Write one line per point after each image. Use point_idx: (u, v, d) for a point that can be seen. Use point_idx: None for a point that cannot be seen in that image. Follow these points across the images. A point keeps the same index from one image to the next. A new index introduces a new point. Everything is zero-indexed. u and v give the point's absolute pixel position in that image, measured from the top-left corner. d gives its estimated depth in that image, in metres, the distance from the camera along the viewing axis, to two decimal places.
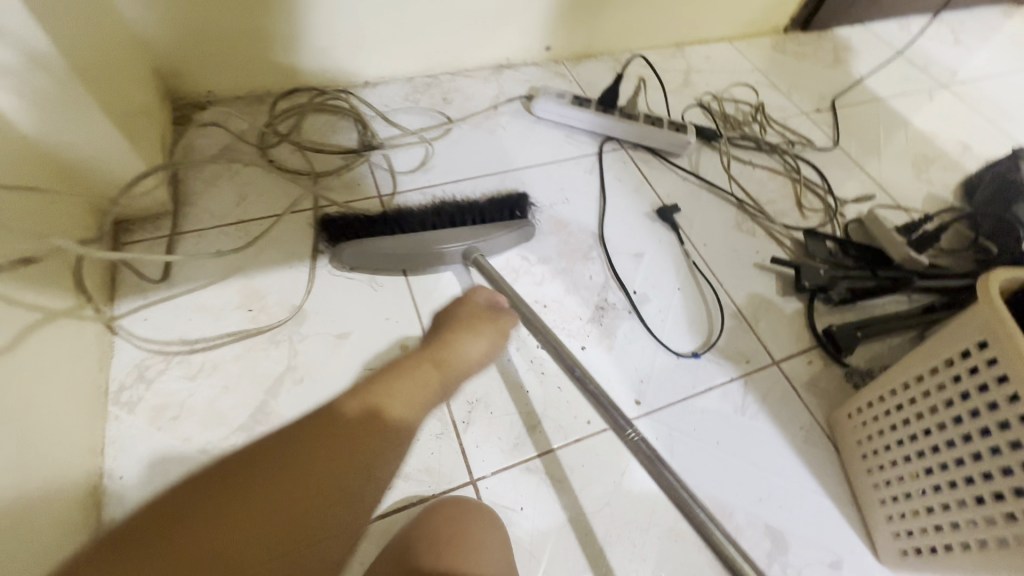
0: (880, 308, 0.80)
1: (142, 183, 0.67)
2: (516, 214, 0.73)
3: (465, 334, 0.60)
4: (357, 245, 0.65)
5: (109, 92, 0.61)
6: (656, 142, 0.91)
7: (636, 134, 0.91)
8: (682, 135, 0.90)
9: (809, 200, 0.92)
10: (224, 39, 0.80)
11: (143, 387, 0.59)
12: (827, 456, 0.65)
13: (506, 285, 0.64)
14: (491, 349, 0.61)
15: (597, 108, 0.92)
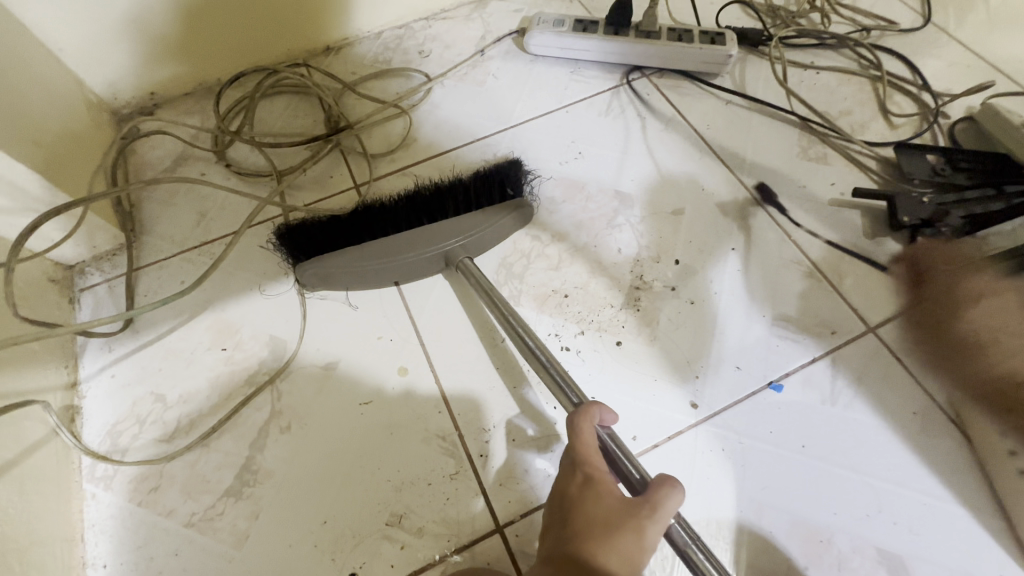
0: (1010, 234, 0.61)
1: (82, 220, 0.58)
2: (508, 192, 0.60)
3: (606, 534, 0.37)
4: (319, 263, 0.53)
5: (14, 126, 0.50)
6: (686, 62, 0.72)
7: (659, 57, 0.72)
8: (719, 48, 0.71)
9: (897, 102, 0.71)
10: (149, 27, 0.68)
11: (117, 457, 0.52)
12: (954, 449, 0.50)
13: (497, 293, 0.53)
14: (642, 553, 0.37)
15: (607, 32, 0.73)
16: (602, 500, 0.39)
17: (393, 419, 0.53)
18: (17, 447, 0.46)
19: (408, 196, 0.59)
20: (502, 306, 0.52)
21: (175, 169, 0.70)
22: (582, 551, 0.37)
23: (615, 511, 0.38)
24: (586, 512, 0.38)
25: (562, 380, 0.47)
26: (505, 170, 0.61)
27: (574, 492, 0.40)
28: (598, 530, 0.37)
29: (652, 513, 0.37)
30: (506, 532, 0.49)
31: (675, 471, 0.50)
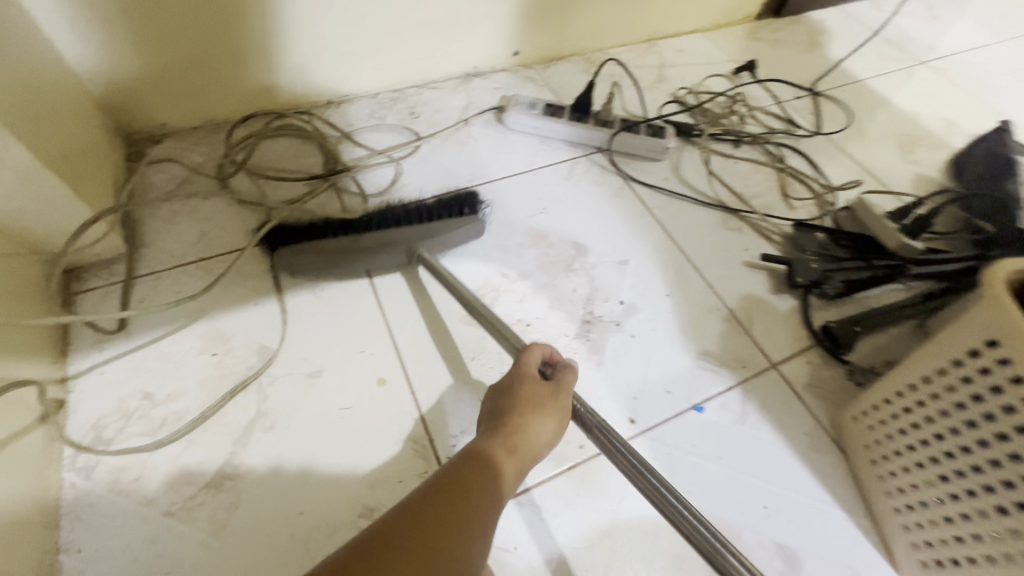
0: (877, 298, 0.77)
1: (92, 230, 0.64)
2: (466, 211, 0.71)
3: (532, 411, 0.50)
4: (301, 256, 0.64)
5: (47, 133, 0.57)
6: (634, 148, 0.89)
7: (612, 141, 0.88)
8: (660, 140, 0.88)
9: (796, 190, 0.89)
10: (171, 67, 0.76)
11: (100, 449, 0.55)
12: (834, 462, 0.61)
13: (447, 276, 0.64)
14: (558, 430, 0.51)
15: (570, 117, 0.89)
16: (531, 385, 0.53)
17: (370, 423, 0.59)
18: (7, 428, 0.49)
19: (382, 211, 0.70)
20: (450, 279, 0.64)
21: (178, 192, 0.77)
22: (516, 415, 0.49)
23: (543, 395, 0.52)
24: (516, 392, 0.52)
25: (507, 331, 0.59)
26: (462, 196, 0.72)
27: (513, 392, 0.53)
28: (525, 401, 0.51)
29: (561, 391, 0.52)
30: None
31: (614, 476, 0.58)
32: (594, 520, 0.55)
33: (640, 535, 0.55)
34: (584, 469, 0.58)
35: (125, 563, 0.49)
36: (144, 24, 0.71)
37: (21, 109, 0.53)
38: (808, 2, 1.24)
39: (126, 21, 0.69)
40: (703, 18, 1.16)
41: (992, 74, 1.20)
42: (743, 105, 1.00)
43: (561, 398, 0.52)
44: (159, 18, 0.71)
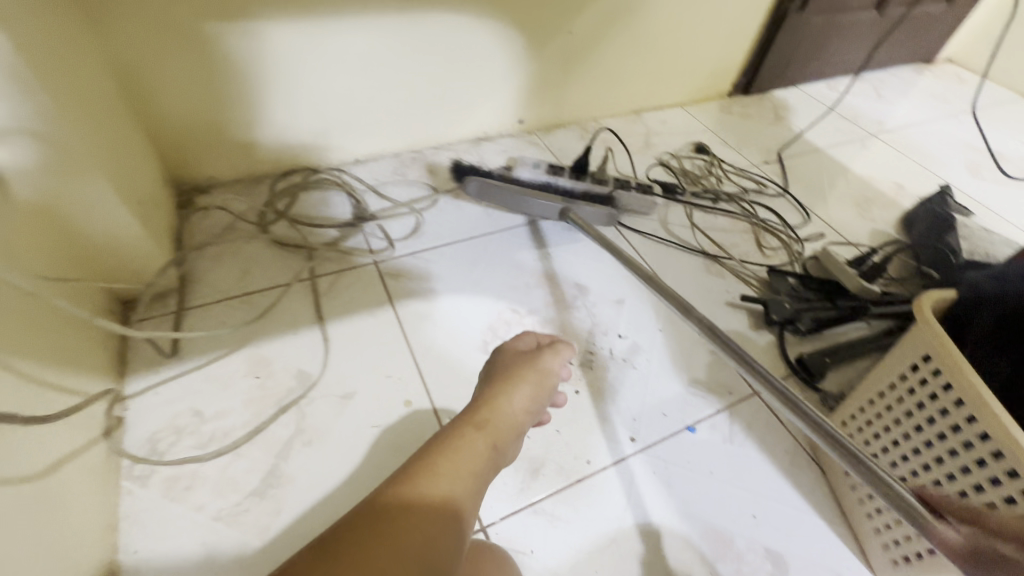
0: (844, 334, 0.87)
1: (163, 270, 0.74)
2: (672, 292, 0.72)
3: (504, 388, 0.55)
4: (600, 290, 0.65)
5: (125, 182, 0.68)
6: (628, 204, 0.99)
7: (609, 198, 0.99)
8: (649, 198, 0.98)
9: (768, 240, 1.02)
10: (222, 127, 0.88)
11: (154, 460, 0.60)
12: (813, 476, 0.69)
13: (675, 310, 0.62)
14: (534, 399, 0.56)
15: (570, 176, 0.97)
16: (519, 363, 0.59)
17: (398, 439, 0.66)
18: (81, 434, 0.56)
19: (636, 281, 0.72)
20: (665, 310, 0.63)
21: (223, 235, 0.86)
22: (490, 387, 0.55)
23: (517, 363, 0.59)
24: (503, 368, 0.58)
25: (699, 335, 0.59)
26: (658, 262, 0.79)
27: (489, 380, 0.57)
28: (507, 372, 0.57)
29: (545, 366, 0.58)
30: (486, 530, 0.60)
31: (619, 488, 0.65)
32: (602, 527, 0.62)
33: (643, 541, 0.61)
34: (592, 482, 0.65)
35: (177, 562, 0.54)
36: (208, 93, 0.83)
37: (109, 161, 0.64)
38: (771, 83, 1.43)
39: (193, 92, 0.82)
40: (681, 95, 1.33)
41: (934, 145, 1.38)
42: (719, 167, 1.15)
43: (539, 368, 0.58)
44: (221, 88, 0.84)
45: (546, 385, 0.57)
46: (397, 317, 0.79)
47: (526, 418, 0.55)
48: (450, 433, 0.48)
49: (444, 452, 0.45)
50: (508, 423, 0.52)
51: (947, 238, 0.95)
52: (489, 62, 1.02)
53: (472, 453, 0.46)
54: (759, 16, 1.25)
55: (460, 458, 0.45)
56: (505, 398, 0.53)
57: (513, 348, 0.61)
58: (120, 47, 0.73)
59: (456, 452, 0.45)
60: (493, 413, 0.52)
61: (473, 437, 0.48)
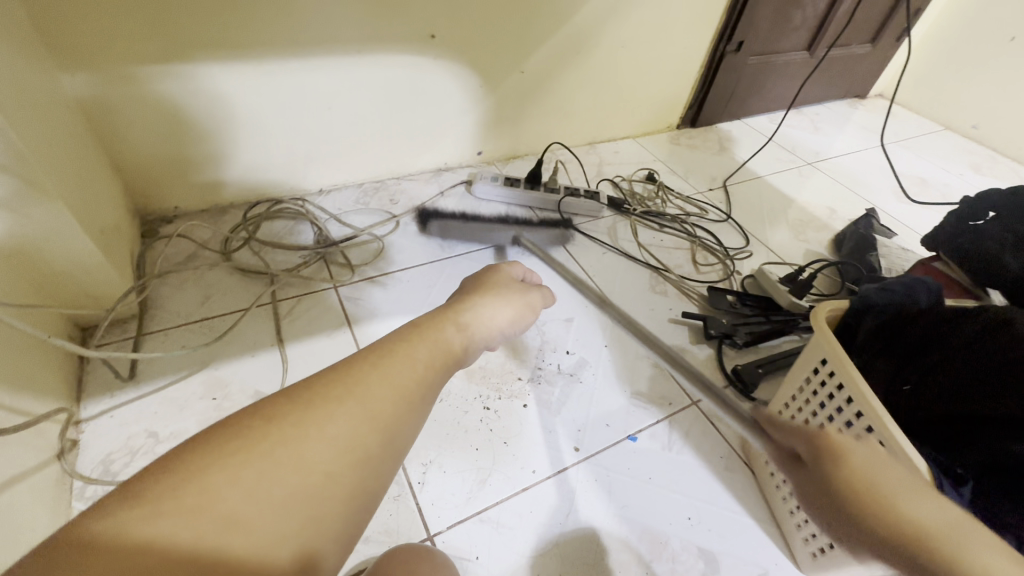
0: (778, 347, 0.93)
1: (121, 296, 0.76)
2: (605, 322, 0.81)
3: (486, 298, 0.48)
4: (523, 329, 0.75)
5: (90, 214, 0.71)
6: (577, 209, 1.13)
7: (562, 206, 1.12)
8: (597, 202, 1.13)
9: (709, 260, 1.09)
10: (188, 160, 0.93)
11: (107, 480, 0.62)
12: (745, 480, 0.73)
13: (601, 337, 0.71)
14: (515, 321, 0.49)
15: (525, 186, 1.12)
16: (502, 284, 0.51)
17: None
18: (34, 455, 0.57)
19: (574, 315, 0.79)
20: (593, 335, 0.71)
21: (186, 262, 0.89)
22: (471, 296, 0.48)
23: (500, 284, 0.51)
24: (486, 284, 0.51)
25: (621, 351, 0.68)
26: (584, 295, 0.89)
27: (466, 290, 0.50)
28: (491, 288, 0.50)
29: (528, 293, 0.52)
30: (433, 539, 0.63)
31: (562, 496, 0.68)
32: (545, 533, 0.65)
33: (584, 544, 0.64)
34: (537, 491, 0.68)
35: None
36: (175, 130, 0.88)
37: (73, 194, 0.67)
38: (716, 116, 1.55)
39: (161, 129, 0.87)
40: (632, 128, 1.43)
41: (865, 173, 1.49)
42: (665, 191, 1.24)
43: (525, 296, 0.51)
44: (188, 126, 0.88)
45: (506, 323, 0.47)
46: (354, 339, 0.82)
47: (489, 337, 0.45)
48: (393, 339, 0.37)
49: (413, 341, 0.38)
50: (481, 332, 0.44)
51: (870, 257, 1.04)
52: (446, 99, 1.09)
53: (430, 354, 0.37)
54: (699, 57, 1.36)
55: (385, 374, 0.34)
56: (475, 309, 0.45)
57: (485, 280, 0.52)
58: (91, 89, 0.78)
59: (424, 343, 0.38)
60: (463, 320, 0.43)
61: (421, 349, 0.37)
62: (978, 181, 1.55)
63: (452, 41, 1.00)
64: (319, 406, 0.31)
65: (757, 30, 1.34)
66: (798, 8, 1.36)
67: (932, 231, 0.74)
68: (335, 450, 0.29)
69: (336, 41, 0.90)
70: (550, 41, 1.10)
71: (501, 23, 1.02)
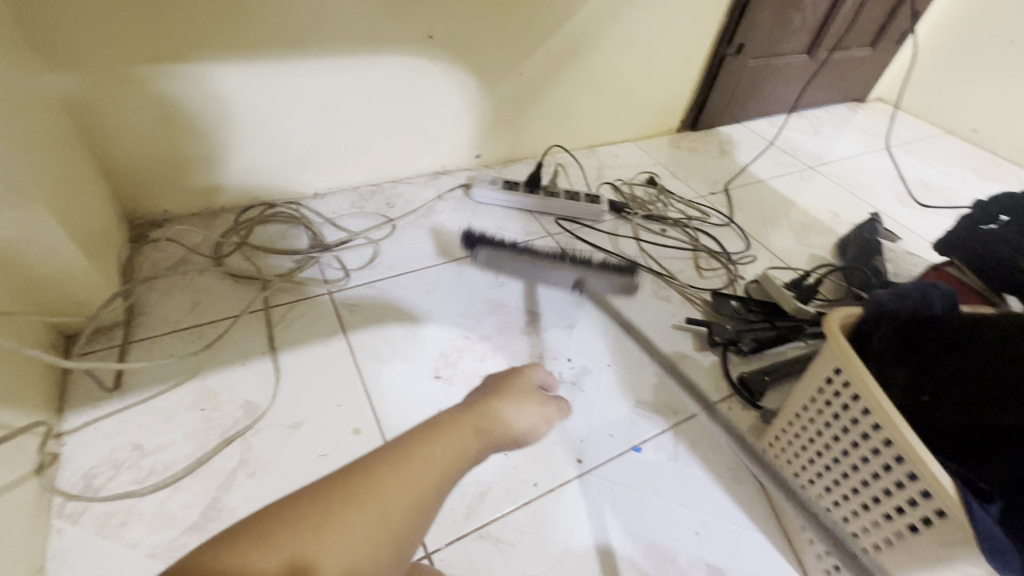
0: (783, 353, 0.91)
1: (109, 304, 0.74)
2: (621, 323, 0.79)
3: (509, 398, 0.47)
4: None
5: (74, 218, 0.69)
6: (577, 212, 1.11)
7: (560, 208, 1.10)
8: (597, 206, 1.11)
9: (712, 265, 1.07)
10: (177, 163, 0.90)
11: (89, 496, 0.59)
12: (754, 492, 0.71)
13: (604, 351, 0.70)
14: (536, 425, 0.48)
15: (524, 191, 1.11)
16: (526, 377, 0.52)
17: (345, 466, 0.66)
18: (10, 471, 0.54)
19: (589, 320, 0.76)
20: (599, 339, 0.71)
21: (176, 268, 0.86)
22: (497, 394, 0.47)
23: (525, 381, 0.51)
24: (513, 377, 0.51)
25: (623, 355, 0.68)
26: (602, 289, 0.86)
27: (493, 382, 0.49)
28: (519, 385, 0.49)
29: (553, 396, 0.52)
30: (431, 556, 0.60)
31: (565, 510, 0.66)
32: (548, 550, 0.62)
33: (588, 561, 0.62)
34: (540, 505, 0.66)
35: None
36: (165, 132, 0.86)
37: (56, 197, 0.65)
38: (716, 120, 1.53)
39: (151, 131, 0.84)
40: (632, 131, 1.41)
41: (867, 176, 1.48)
42: (666, 195, 1.22)
43: (545, 397, 0.50)
44: (178, 127, 0.86)
45: (535, 424, 0.48)
46: (349, 347, 0.79)
47: (509, 442, 0.45)
48: (409, 438, 0.38)
49: (436, 447, 0.38)
50: (499, 436, 0.44)
51: (875, 261, 1.02)
52: (444, 102, 1.07)
53: (444, 461, 0.38)
54: (699, 59, 1.34)
55: (396, 481, 0.35)
56: (498, 413, 0.44)
57: (517, 371, 0.52)
58: (77, 89, 0.75)
59: (443, 450, 0.38)
60: (482, 426, 0.42)
61: (438, 455, 0.38)
62: (979, 184, 1.54)
63: (450, 42, 0.98)
64: (336, 513, 0.32)
65: (757, 33, 1.33)
66: (799, 11, 1.35)
67: (945, 233, 0.72)
68: (335, 570, 0.31)
69: (331, 41, 0.88)
70: (549, 42, 1.09)
71: (499, 24, 1.00)
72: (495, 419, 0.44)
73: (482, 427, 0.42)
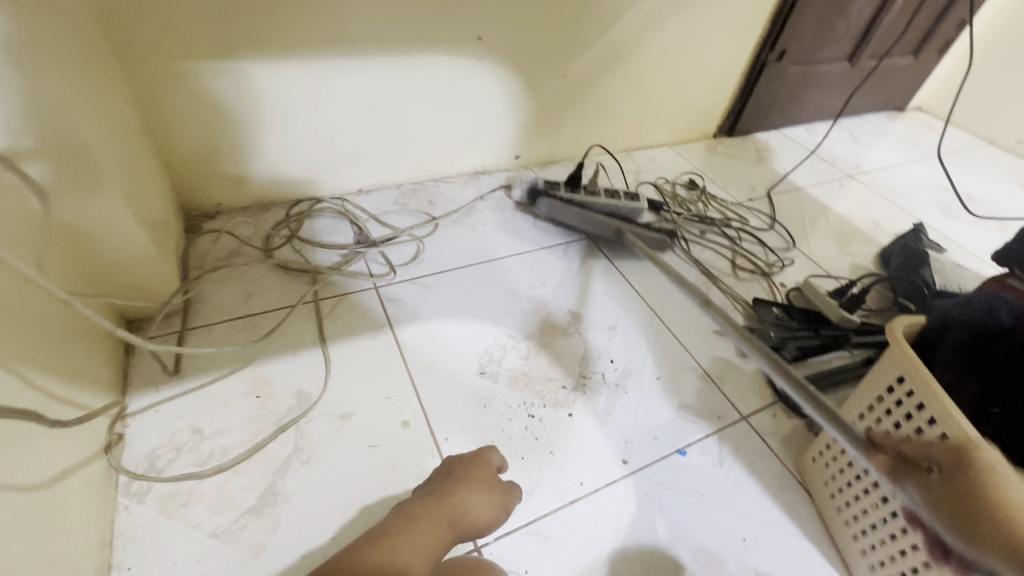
0: (827, 362, 0.90)
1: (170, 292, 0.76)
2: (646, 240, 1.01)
3: (468, 488, 0.57)
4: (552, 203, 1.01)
5: (142, 207, 0.71)
6: None
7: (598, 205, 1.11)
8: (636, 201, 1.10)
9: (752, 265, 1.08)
10: (234, 157, 0.93)
11: (153, 476, 0.61)
12: (801, 500, 0.70)
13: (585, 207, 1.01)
14: (492, 511, 0.58)
15: (563, 188, 1.11)
16: (483, 465, 0.62)
17: (395, 458, 0.67)
18: (83, 448, 0.57)
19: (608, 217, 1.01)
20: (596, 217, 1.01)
21: (229, 258, 0.89)
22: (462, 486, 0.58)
23: (476, 470, 0.61)
24: (472, 467, 0.61)
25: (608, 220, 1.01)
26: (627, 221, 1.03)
27: (452, 475, 0.60)
28: (479, 475, 0.60)
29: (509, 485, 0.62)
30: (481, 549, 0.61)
31: (611, 510, 0.66)
32: (595, 548, 0.63)
33: (635, 561, 0.62)
34: (587, 504, 0.66)
35: None
36: (223, 128, 0.88)
37: (127, 186, 0.67)
38: (754, 126, 1.52)
39: (210, 126, 0.87)
40: (669, 135, 1.41)
41: (908, 186, 1.46)
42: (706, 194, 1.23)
43: (499, 483, 0.61)
44: (235, 122, 0.89)
45: (495, 510, 0.58)
46: (396, 341, 0.81)
47: (473, 528, 0.56)
48: (391, 532, 0.49)
49: (416, 535, 0.49)
50: (466, 523, 0.55)
51: (922, 272, 1.00)
52: (487, 103, 1.08)
53: (421, 548, 0.48)
54: (740, 65, 1.34)
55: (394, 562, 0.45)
56: (464, 501, 0.56)
57: (480, 456, 0.63)
58: (146, 84, 0.78)
59: (416, 536, 0.49)
60: (454, 518, 0.54)
61: (417, 540, 0.49)
62: None
63: (497, 44, 0.99)
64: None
65: (800, 39, 1.32)
66: (843, 18, 1.33)
67: (1006, 244, 0.71)
68: None
69: (384, 41, 0.90)
70: (594, 46, 1.09)
71: (546, 27, 1.01)
72: (463, 506, 0.55)
73: (449, 515, 0.54)
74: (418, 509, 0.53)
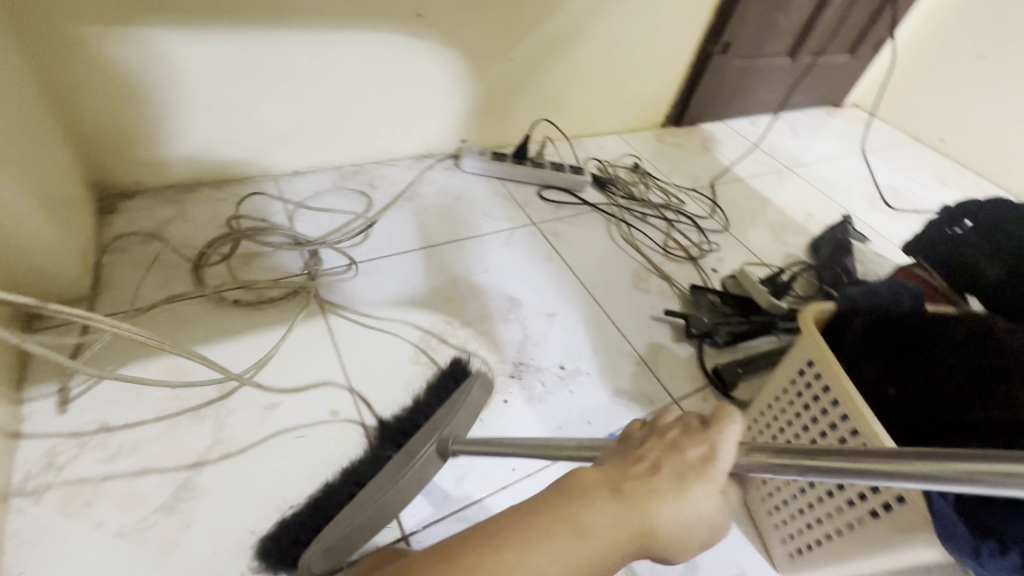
0: (756, 347, 0.93)
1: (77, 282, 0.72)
2: (551, 239, 1.05)
3: (679, 468, 0.36)
4: (474, 162, 1.14)
5: (38, 182, 0.65)
6: (560, 182, 1.17)
7: (542, 178, 1.17)
8: (580, 176, 1.17)
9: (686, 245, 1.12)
10: (151, 132, 0.86)
11: (52, 474, 0.57)
12: None
13: (497, 216, 1.06)
14: (691, 518, 0.35)
15: (511, 161, 1.16)
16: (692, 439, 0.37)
17: (321, 448, 0.65)
18: None
19: (526, 224, 1.07)
20: (509, 217, 1.07)
21: (149, 242, 0.83)
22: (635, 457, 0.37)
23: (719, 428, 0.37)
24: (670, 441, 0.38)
25: (519, 226, 1.06)
26: (546, 227, 1.07)
27: (677, 442, 0.37)
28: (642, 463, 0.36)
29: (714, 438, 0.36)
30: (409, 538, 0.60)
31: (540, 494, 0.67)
32: None
33: None
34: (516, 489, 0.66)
35: None
36: (140, 100, 0.82)
37: (22, 161, 0.63)
38: (700, 117, 1.55)
39: (127, 98, 0.81)
40: (618, 123, 1.42)
41: (841, 180, 1.53)
42: (647, 178, 1.27)
43: (686, 455, 0.36)
44: (153, 95, 0.83)
45: (705, 516, 0.35)
46: (328, 328, 0.78)
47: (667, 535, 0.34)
48: (567, 491, 0.34)
49: (605, 513, 0.33)
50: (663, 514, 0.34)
51: (846, 261, 1.06)
52: (431, 86, 1.06)
53: (646, 507, 0.34)
54: (687, 55, 1.35)
55: (589, 523, 0.33)
56: (656, 483, 0.35)
57: (697, 428, 0.38)
58: (47, 48, 0.72)
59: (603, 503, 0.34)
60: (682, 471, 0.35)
61: (657, 505, 0.34)
62: (944, 191, 1.61)
63: (439, 22, 0.97)
64: (534, 537, 0.32)
65: (744, 33, 1.35)
66: (785, 13, 1.37)
67: (915, 238, 0.76)
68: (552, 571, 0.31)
69: (316, 15, 0.85)
70: (540, 29, 1.08)
71: (490, 8, 0.99)
72: (651, 505, 0.34)
73: (638, 518, 0.33)
74: (598, 484, 0.35)
